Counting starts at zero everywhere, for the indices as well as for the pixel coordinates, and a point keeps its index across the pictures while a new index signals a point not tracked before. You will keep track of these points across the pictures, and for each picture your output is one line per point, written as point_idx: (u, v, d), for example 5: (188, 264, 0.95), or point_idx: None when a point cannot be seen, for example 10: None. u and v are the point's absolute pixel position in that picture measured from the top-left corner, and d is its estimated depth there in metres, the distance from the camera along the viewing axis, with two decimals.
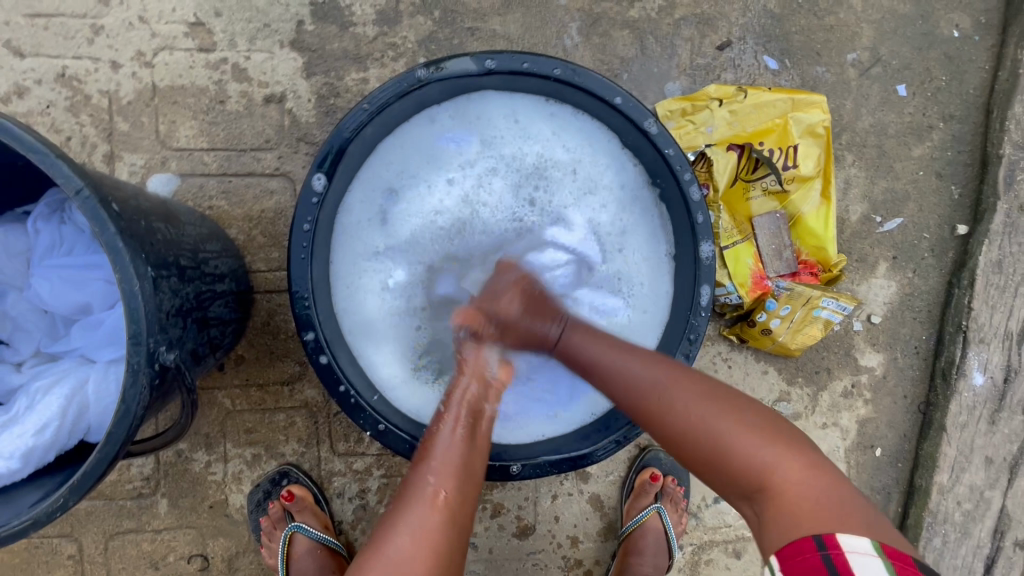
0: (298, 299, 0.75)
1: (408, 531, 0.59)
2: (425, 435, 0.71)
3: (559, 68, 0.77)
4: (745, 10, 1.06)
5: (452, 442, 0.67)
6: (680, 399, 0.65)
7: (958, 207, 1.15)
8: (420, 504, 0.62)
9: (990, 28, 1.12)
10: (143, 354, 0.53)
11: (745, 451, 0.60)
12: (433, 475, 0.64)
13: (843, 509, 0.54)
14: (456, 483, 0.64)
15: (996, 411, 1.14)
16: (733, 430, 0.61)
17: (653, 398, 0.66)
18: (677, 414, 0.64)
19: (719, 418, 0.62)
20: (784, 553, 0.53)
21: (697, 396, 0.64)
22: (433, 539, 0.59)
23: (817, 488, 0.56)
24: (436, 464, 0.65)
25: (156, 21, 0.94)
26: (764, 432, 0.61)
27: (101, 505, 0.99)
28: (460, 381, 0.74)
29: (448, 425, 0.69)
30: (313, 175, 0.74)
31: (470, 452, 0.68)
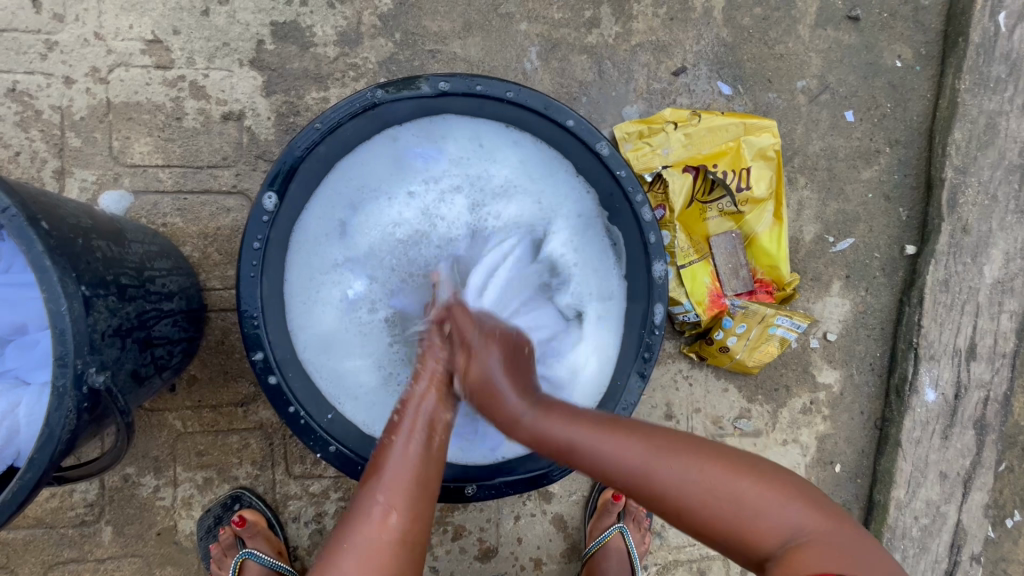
0: (248, 318, 0.74)
1: (355, 554, 0.58)
2: (378, 444, 0.69)
3: (513, 91, 0.79)
4: (699, 38, 1.10)
5: (404, 454, 0.66)
6: (686, 466, 0.61)
7: (907, 228, 1.19)
8: (369, 525, 0.61)
9: (930, 58, 1.18)
10: (70, 376, 0.53)
11: (760, 517, 0.57)
12: (384, 494, 0.63)
13: (867, 555, 0.54)
14: (407, 500, 0.63)
15: (948, 426, 1.17)
16: (744, 493, 0.59)
17: (653, 472, 0.61)
18: (682, 498, 0.60)
19: (734, 479, 0.59)
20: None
21: (702, 460, 0.61)
22: (382, 561, 0.59)
23: (837, 534, 0.56)
24: (387, 481, 0.64)
25: (113, 38, 0.93)
26: (771, 486, 0.59)
27: (40, 534, 0.94)
28: (416, 386, 0.72)
29: (402, 438, 0.67)
30: (265, 192, 0.74)
31: (426, 465, 0.66)
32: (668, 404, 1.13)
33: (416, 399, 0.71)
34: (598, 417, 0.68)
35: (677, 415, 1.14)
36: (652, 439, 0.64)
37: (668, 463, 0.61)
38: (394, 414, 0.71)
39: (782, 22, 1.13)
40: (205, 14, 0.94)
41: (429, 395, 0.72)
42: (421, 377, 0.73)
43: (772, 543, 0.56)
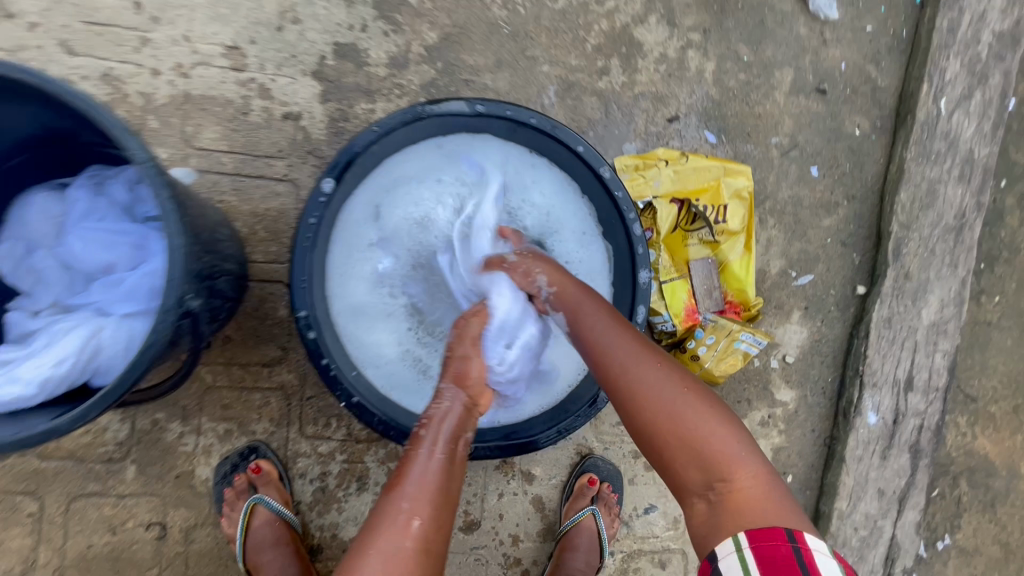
0: (298, 280, 0.88)
1: (380, 559, 0.65)
2: (402, 456, 0.76)
3: (536, 118, 0.95)
4: (691, 93, 1.29)
5: (427, 467, 0.74)
6: (676, 389, 0.75)
7: (858, 271, 1.38)
8: (393, 532, 0.67)
9: (883, 130, 1.39)
10: (175, 297, 0.65)
11: (720, 448, 0.71)
12: (411, 504, 0.70)
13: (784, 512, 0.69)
14: (428, 512, 0.70)
15: (887, 447, 1.33)
16: (712, 427, 0.72)
17: (645, 379, 0.76)
18: (661, 403, 0.73)
19: (711, 417, 0.73)
20: (755, 536, 0.66)
21: (692, 394, 0.74)
22: (405, 565, 0.65)
23: (771, 492, 0.70)
24: (410, 491, 0.71)
25: (198, 41, 1.08)
26: (738, 435, 0.73)
27: (70, 466, 1.03)
28: (442, 401, 0.80)
29: (426, 450, 0.75)
30: (324, 178, 0.88)
31: (446, 478, 0.74)
32: None
33: (439, 416, 0.79)
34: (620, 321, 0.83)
35: None
36: (651, 356, 0.77)
37: (658, 369, 0.76)
38: (418, 428, 0.79)
39: (762, 87, 1.33)
40: (279, 30, 1.10)
41: (452, 411, 0.80)
42: (442, 398, 0.81)
43: (721, 472, 0.70)
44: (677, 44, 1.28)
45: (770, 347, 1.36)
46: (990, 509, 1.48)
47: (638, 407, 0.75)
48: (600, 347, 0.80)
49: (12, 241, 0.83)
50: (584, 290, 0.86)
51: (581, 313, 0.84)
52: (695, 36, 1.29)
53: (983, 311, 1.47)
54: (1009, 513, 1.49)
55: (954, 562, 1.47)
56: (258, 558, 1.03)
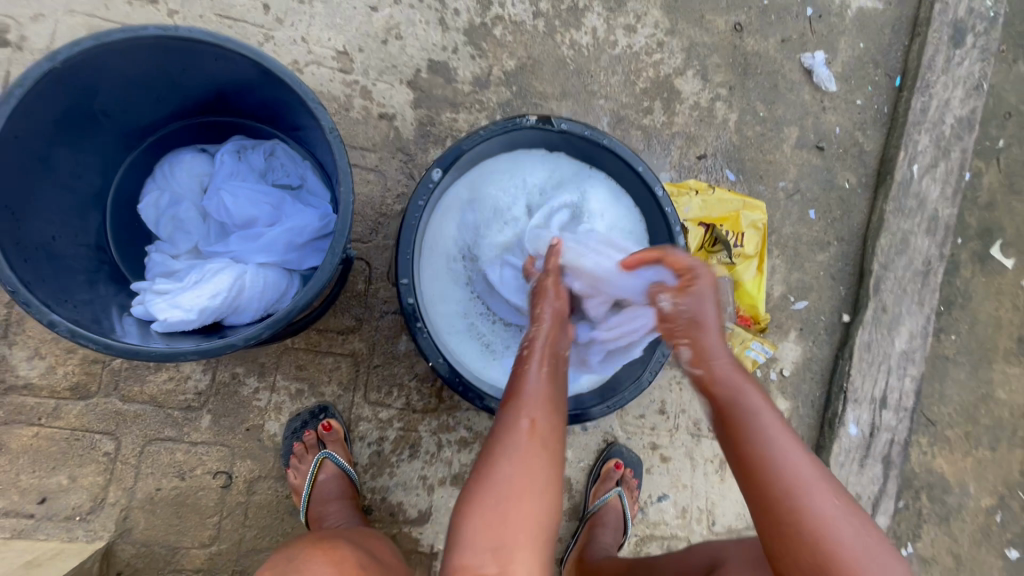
0: (403, 252, 1.01)
1: (513, 455, 0.77)
2: (512, 375, 0.89)
3: (608, 140, 1.12)
4: (717, 137, 1.52)
5: (538, 380, 0.87)
6: (849, 522, 0.74)
7: (844, 302, 1.61)
8: (516, 432, 0.80)
9: (867, 186, 1.66)
10: (342, 245, 0.79)
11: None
12: (527, 408, 0.82)
13: None
14: (537, 408, 0.82)
15: (864, 456, 1.53)
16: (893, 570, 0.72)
17: (816, 500, 0.75)
18: (838, 532, 0.73)
19: (881, 557, 0.73)
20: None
21: (862, 530, 0.74)
22: (535, 456, 0.78)
23: None
24: (528, 399, 0.83)
25: (314, 44, 1.24)
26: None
27: (150, 410, 1.10)
28: (537, 326, 0.95)
29: (535, 366, 0.89)
30: (433, 168, 1.04)
31: (553, 388, 0.87)
32: (662, 401, 1.42)
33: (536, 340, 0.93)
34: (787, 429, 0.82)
35: (668, 411, 1.43)
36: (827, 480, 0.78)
37: (833, 498, 0.76)
38: (522, 350, 0.92)
39: (773, 139, 1.58)
40: (384, 43, 1.28)
41: (547, 336, 0.94)
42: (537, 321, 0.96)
43: None
44: (708, 96, 1.52)
45: (770, 360, 1.56)
46: (946, 522, 1.68)
47: (806, 536, 0.74)
48: (774, 451, 0.79)
49: (159, 191, 0.95)
50: (744, 375, 0.87)
51: (750, 412, 0.83)
52: (722, 91, 1.54)
53: (942, 347, 1.72)
54: (961, 527, 1.69)
55: (915, 568, 1.65)
56: (324, 508, 1.10)
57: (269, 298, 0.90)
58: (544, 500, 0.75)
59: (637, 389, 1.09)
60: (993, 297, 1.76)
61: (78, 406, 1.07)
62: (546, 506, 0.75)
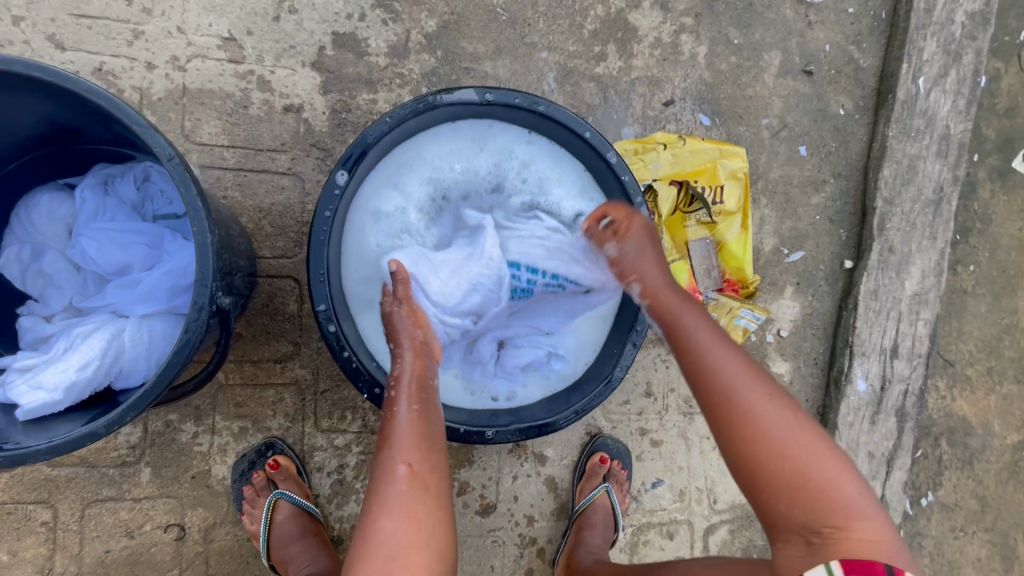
0: (316, 274, 0.88)
1: (389, 511, 0.70)
2: (380, 420, 0.79)
3: (544, 105, 0.95)
4: (685, 77, 1.32)
5: (407, 420, 0.77)
6: (774, 413, 0.70)
7: (846, 246, 1.44)
8: (389, 487, 0.72)
9: (866, 109, 1.44)
10: (208, 295, 0.65)
11: (840, 493, 0.65)
12: (393, 452, 0.74)
13: (892, 549, 0.64)
14: (412, 453, 0.74)
15: (875, 412, 1.39)
16: (830, 466, 0.67)
17: (733, 394, 0.72)
18: (767, 425, 0.69)
19: (817, 454, 0.67)
20: (849, 564, 0.62)
21: (796, 422, 0.69)
22: (414, 508, 0.71)
23: (879, 534, 0.64)
24: (397, 445, 0.75)
25: (193, 33, 1.05)
26: (849, 474, 0.67)
27: (82, 472, 1.02)
28: (404, 360, 0.83)
29: (403, 406, 0.79)
30: (338, 170, 0.88)
31: (428, 421, 0.78)
32: (648, 382, 1.30)
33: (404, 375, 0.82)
34: (720, 337, 0.79)
35: (656, 392, 1.31)
36: (759, 379, 0.73)
37: (766, 398, 0.71)
38: (388, 389, 0.81)
39: (752, 69, 1.37)
40: (276, 20, 1.09)
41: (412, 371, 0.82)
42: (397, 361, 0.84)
43: (829, 515, 0.64)
44: (670, 29, 1.31)
45: (765, 322, 1.42)
46: (968, 466, 1.57)
47: (731, 425, 0.71)
48: (699, 364, 0.76)
49: (18, 243, 0.81)
50: (684, 301, 0.86)
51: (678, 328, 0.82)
52: (688, 21, 1.32)
53: (959, 280, 1.55)
54: (985, 468, 1.58)
55: (936, 517, 1.56)
56: (287, 551, 1.01)
57: (158, 354, 0.77)
58: (435, 546, 0.69)
59: (609, 390, 0.98)
60: (1017, 217, 1.57)
61: (3, 479, 1.00)
62: (437, 553, 0.69)
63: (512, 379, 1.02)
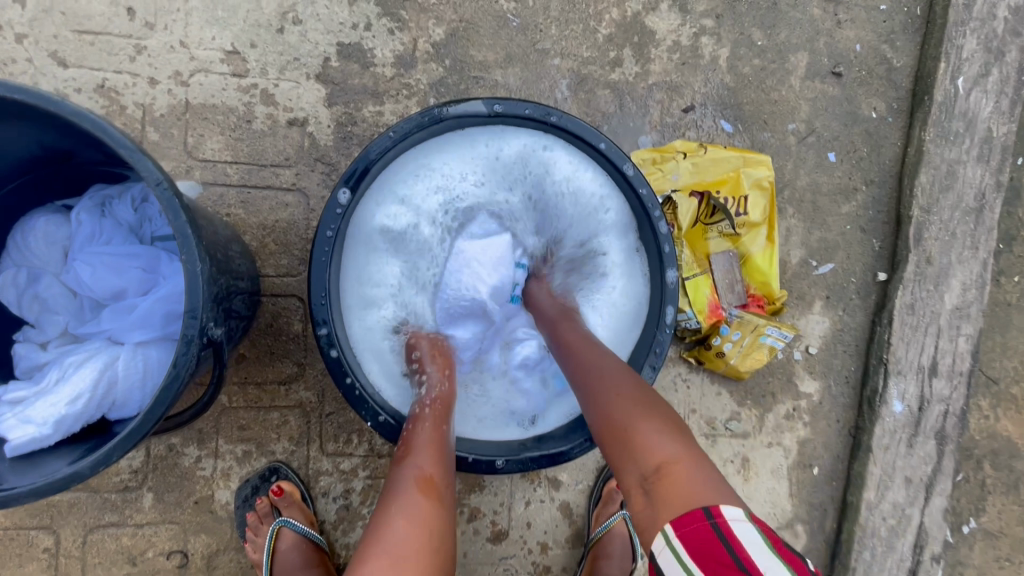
0: (317, 296, 0.84)
1: (403, 516, 0.68)
2: (403, 433, 0.79)
3: (556, 116, 0.90)
4: (706, 82, 1.25)
5: (430, 434, 0.78)
6: (612, 384, 0.75)
7: (879, 258, 1.36)
8: (404, 491, 0.71)
9: (901, 112, 1.35)
10: (198, 326, 0.61)
11: (653, 439, 0.67)
12: (415, 460, 0.74)
13: (705, 490, 0.62)
14: (434, 459, 0.75)
15: (913, 435, 1.30)
16: (651, 422, 0.69)
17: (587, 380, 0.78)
18: (605, 396, 0.74)
19: (640, 413, 0.71)
20: (678, 521, 0.61)
21: (630, 389, 0.74)
22: (430, 519, 0.68)
23: (696, 478, 0.63)
24: (420, 454, 0.75)
25: (196, 47, 1.03)
26: (670, 426, 0.69)
27: (85, 497, 1.00)
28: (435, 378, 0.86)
29: (425, 423, 0.79)
30: (340, 188, 0.84)
31: (448, 439, 0.79)
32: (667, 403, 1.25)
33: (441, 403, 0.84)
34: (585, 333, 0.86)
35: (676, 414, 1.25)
36: (611, 360, 0.79)
37: (608, 374, 0.77)
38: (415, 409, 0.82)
39: (777, 72, 1.29)
40: (280, 32, 1.06)
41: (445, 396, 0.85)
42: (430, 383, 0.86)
43: (649, 464, 0.65)
44: (690, 31, 1.24)
45: (793, 339, 1.34)
46: (1015, 491, 1.47)
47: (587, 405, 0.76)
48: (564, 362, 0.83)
49: (13, 267, 0.78)
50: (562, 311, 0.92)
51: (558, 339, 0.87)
52: (708, 22, 1.25)
53: (1002, 292, 1.46)
54: None
55: (979, 545, 1.46)
56: None
57: (152, 384, 0.74)
58: (440, 559, 0.66)
59: None
60: None
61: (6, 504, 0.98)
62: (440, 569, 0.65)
63: (533, 401, 0.97)
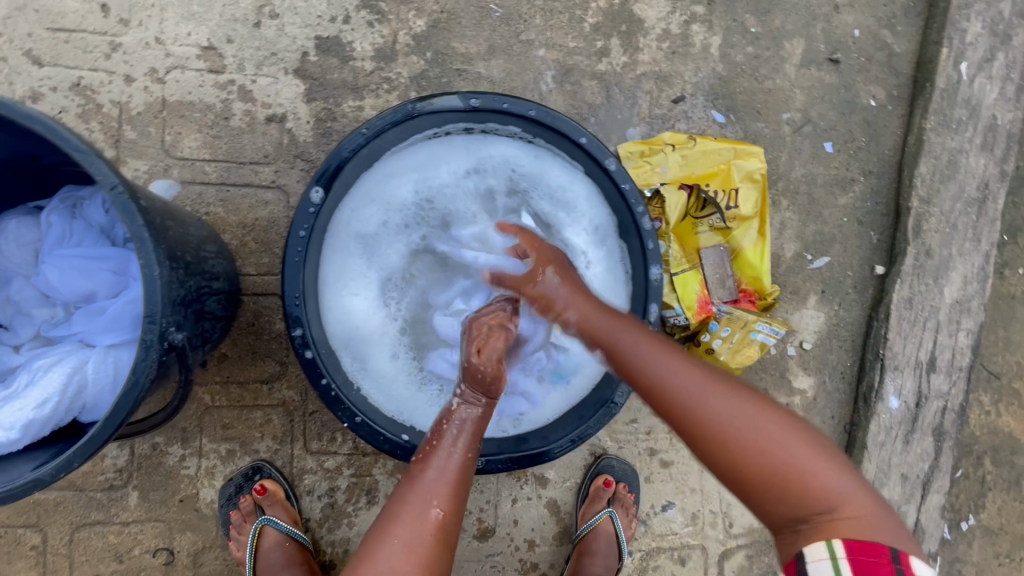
0: (291, 297, 0.83)
1: (403, 548, 0.65)
2: (414, 456, 0.75)
3: (535, 110, 0.88)
4: (697, 71, 1.22)
5: (448, 464, 0.73)
6: (739, 413, 0.66)
7: (877, 251, 1.32)
8: (414, 523, 0.67)
9: (901, 100, 1.31)
10: (156, 332, 0.60)
11: (814, 481, 0.63)
12: (426, 496, 0.69)
13: (880, 528, 0.61)
14: (449, 499, 0.70)
15: (910, 431, 1.27)
16: (804, 457, 0.64)
17: (708, 404, 0.68)
18: (741, 431, 0.66)
19: (790, 449, 0.64)
20: (855, 548, 0.60)
21: (767, 419, 0.66)
22: (426, 553, 0.66)
23: (865, 513, 0.62)
24: (430, 487, 0.70)
25: (171, 43, 1.01)
26: (823, 458, 0.64)
27: (71, 495, 1.01)
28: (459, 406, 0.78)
29: (444, 453, 0.73)
30: (313, 187, 0.83)
31: (466, 469, 0.73)
32: None
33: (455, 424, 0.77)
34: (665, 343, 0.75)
35: None
36: (724, 382, 0.70)
37: (732, 398, 0.68)
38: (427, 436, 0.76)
39: (771, 60, 1.25)
40: (256, 26, 1.04)
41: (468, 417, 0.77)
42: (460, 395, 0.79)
43: (822, 507, 0.62)
44: (680, 19, 1.21)
45: (787, 334, 1.31)
46: (1016, 487, 1.44)
47: (710, 441, 0.67)
48: (662, 382, 0.70)
49: None
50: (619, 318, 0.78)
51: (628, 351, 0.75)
52: (699, 9, 1.22)
53: (1006, 284, 1.42)
54: None
55: (978, 542, 1.44)
56: None
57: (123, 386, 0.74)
58: None
59: (608, 416, 0.91)
60: None
61: None
62: None
63: (528, 398, 0.95)
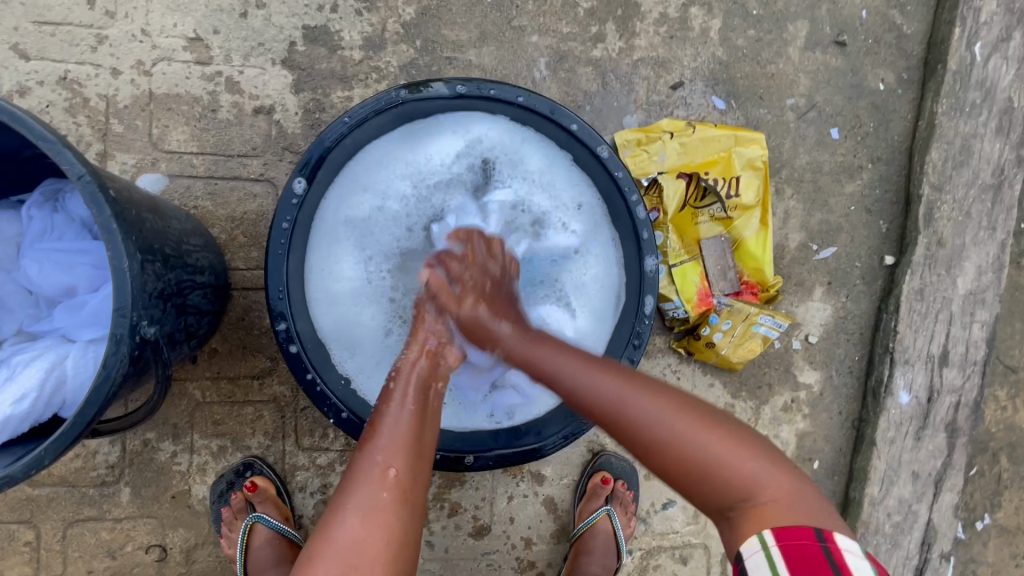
0: (275, 291, 0.81)
1: (359, 513, 0.60)
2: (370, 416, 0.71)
3: (523, 97, 0.85)
4: (695, 56, 1.18)
5: (401, 420, 0.69)
6: (652, 409, 0.65)
7: (886, 241, 1.27)
8: (370, 481, 0.62)
9: (911, 83, 1.26)
10: (126, 325, 0.59)
11: (729, 468, 0.61)
12: (380, 453, 0.64)
13: (804, 503, 0.59)
14: (406, 458, 0.65)
15: (921, 428, 1.22)
16: (721, 447, 0.62)
17: (625, 401, 0.67)
18: (654, 428, 0.64)
19: (704, 436, 0.63)
20: (781, 532, 0.56)
21: (681, 412, 0.65)
22: (387, 519, 0.60)
23: (784, 488, 0.60)
24: (384, 443, 0.66)
25: (157, 35, 1.00)
26: (739, 443, 0.63)
27: (63, 491, 1.00)
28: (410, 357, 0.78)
29: (395, 408, 0.70)
30: (295, 178, 0.81)
31: (422, 429, 0.69)
32: None
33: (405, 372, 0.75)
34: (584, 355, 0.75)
35: None
36: (639, 383, 0.69)
37: (647, 399, 0.66)
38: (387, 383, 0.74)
39: (773, 44, 1.21)
40: (243, 16, 1.02)
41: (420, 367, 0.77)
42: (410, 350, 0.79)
43: (737, 491, 0.60)
44: (677, 2, 1.17)
45: (792, 327, 1.27)
46: None
47: (631, 446, 0.66)
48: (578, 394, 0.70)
49: None
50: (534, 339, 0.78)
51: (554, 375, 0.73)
52: None
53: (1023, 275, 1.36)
54: None
55: (994, 542, 1.39)
56: None
57: None
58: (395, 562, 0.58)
59: None
60: None
61: None
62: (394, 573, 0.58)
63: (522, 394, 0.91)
